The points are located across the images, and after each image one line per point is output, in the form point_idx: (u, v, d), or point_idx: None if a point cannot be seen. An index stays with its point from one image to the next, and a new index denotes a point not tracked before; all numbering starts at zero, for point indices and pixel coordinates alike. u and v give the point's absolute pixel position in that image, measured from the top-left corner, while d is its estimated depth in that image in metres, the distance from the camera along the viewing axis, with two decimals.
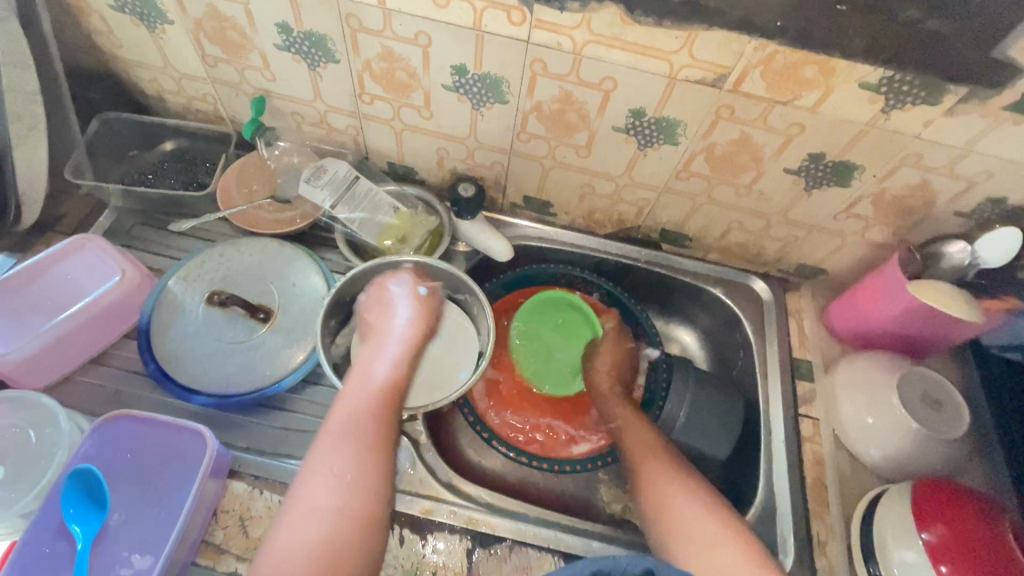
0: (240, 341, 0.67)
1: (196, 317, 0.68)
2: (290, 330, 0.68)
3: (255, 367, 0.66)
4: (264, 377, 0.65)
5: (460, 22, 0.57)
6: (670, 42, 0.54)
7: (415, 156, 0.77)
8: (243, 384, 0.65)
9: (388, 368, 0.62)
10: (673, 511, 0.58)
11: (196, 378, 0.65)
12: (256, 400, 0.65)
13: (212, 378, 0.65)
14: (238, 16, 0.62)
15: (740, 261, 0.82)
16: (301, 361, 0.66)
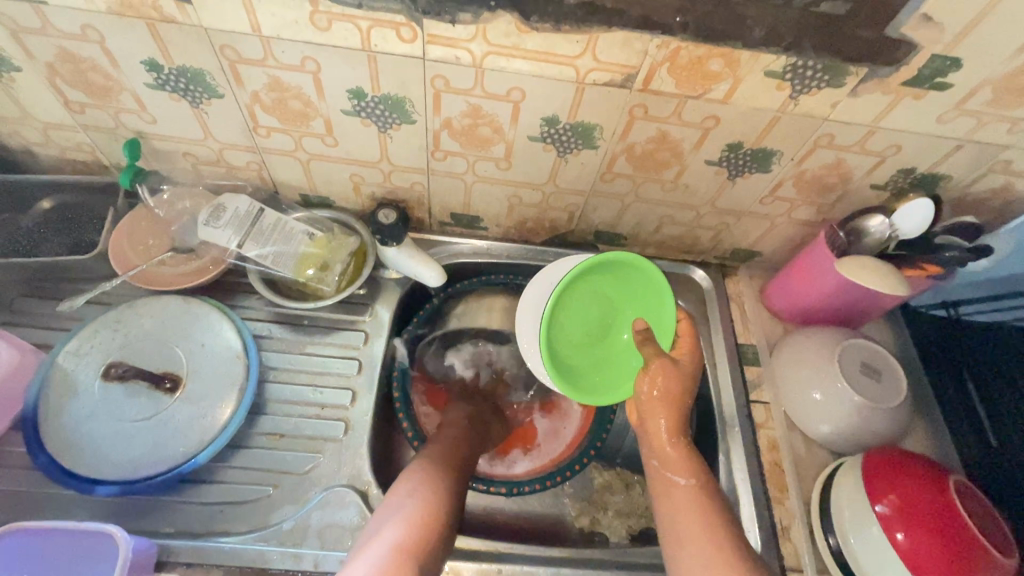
0: (146, 416, 0.61)
1: (89, 394, 0.61)
2: (203, 396, 0.62)
3: (166, 443, 0.60)
4: (179, 452, 0.59)
5: (348, 45, 0.52)
6: (571, 47, 0.51)
7: (328, 185, 0.72)
8: (154, 464, 0.58)
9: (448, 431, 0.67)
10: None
11: (98, 466, 0.58)
12: (173, 479, 0.59)
13: (117, 464, 0.58)
14: (96, 56, 0.55)
15: (677, 252, 0.82)
16: (220, 430, 0.61)
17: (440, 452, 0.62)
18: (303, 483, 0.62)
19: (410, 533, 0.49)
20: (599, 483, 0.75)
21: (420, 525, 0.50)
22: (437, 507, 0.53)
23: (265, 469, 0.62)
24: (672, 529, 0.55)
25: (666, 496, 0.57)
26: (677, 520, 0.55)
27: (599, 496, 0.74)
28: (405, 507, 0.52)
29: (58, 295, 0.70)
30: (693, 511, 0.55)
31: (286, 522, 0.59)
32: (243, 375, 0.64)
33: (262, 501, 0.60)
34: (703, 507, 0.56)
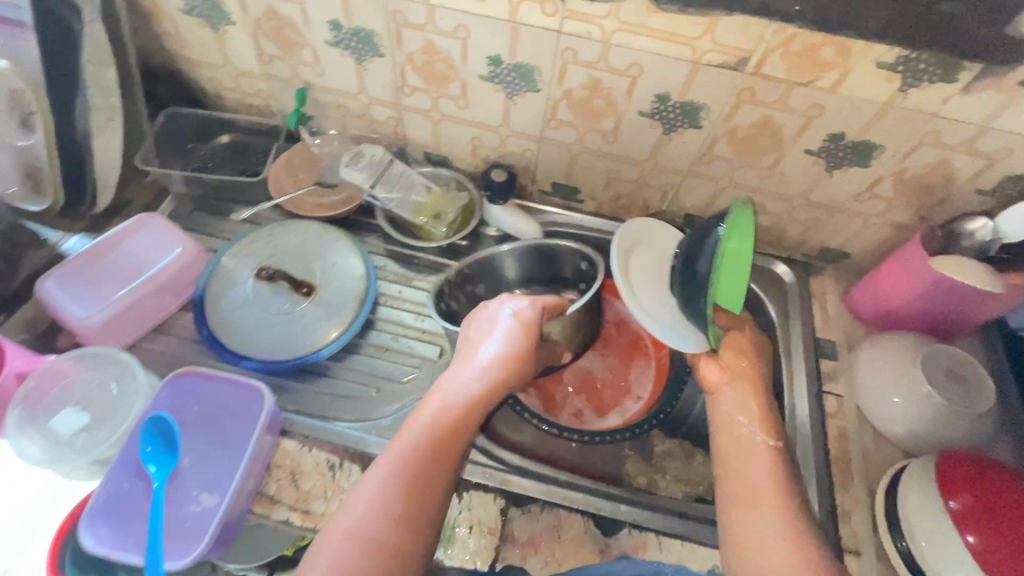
0: (285, 313, 0.73)
1: (245, 288, 0.74)
2: (330, 304, 0.74)
3: (298, 336, 0.72)
4: (306, 345, 0.71)
5: (498, 15, 0.62)
6: (694, 28, 0.58)
7: (450, 145, 0.82)
8: (287, 351, 0.71)
9: (454, 388, 0.61)
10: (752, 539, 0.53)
11: (247, 345, 0.71)
12: (299, 366, 0.71)
13: (261, 345, 0.71)
14: (294, 15, 0.69)
15: (763, 244, 0.84)
16: (340, 333, 0.72)
17: (412, 450, 0.56)
18: (400, 392, 0.71)
19: (336, 562, 0.50)
20: (660, 450, 0.77)
21: (352, 552, 0.50)
22: (376, 530, 0.51)
23: (371, 374, 0.73)
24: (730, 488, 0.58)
25: (742, 454, 0.60)
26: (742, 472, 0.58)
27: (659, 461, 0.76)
28: (346, 525, 0.52)
29: (223, 212, 0.85)
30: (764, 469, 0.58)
31: (385, 419, 0.68)
32: (362, 293, 0.75)
33: (366, 399, 0.71)
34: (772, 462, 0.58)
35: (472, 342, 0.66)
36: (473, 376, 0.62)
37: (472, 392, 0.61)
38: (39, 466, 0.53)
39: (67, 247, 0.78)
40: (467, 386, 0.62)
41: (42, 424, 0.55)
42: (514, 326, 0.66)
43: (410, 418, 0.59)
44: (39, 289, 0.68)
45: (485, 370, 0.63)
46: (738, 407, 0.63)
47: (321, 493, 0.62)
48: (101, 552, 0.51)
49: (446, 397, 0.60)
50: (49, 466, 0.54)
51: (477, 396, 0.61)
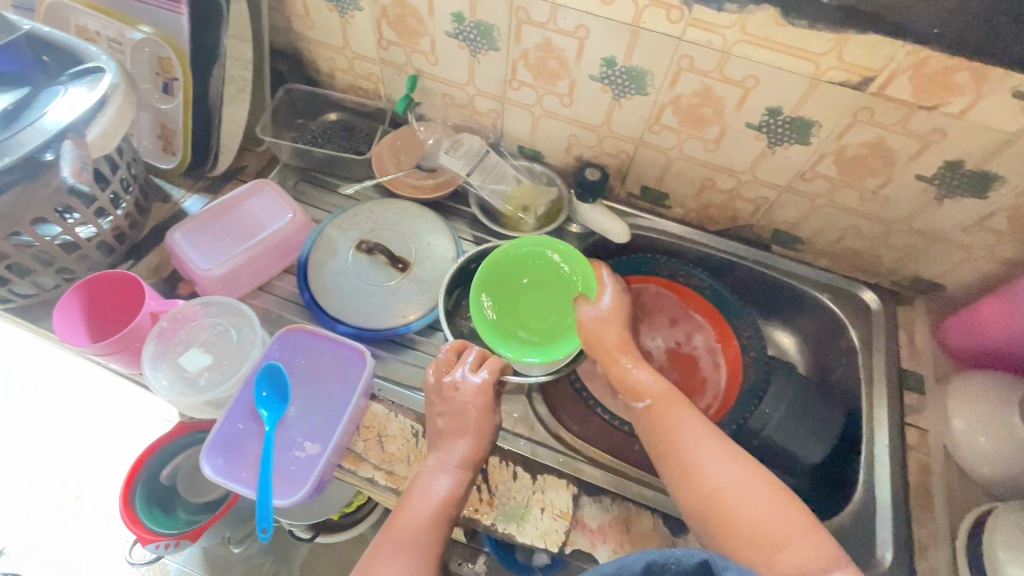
0: (379, 285, 0.78)
1: (343, 258, 0.79)
2: (421, 282, 0.78)
3: (389, 308, 0.76)
4: (397, 317, 0.75)
5: (621, 18, 0.64)
6: (821, 44, 0.58)
7: (546, 140, 0.85)
8: (379, 321, 0.75)
9: (425, 485, 0.59)
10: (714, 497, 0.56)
11: (343, 311, 0.76)
12: (388, 336, 0.75)
13: (354, 314, 0.75)
14: (421, 5, 0.73)
15: (851, 268, 0.83)
16: (428, 310, 0.76)
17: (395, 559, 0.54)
18: None
19: None
20: None
21: None
22: None
23: None
24: (675, 461, 0.59)
25: (662, 419, 0.62)
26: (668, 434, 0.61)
27: None
28: None
29: (325, 185, 0.90)
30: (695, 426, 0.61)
31: None
32: (451, 275, 0.78)
33: None
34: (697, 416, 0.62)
35: (440, 427, 0.63)
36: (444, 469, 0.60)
37: (451, 488, 0.59)
38: (169, 397, 0.59)
39: (186, 206, 0.84)
40: (449, 471, 0.60)
41: (173, 360, 0.61)
42: (477, 397, 0.64)
43: (400, 512, 0.58)
44: (169, 240, 0.74)
45: (457, 467, 0.60)
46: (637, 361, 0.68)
47: (405, 457, 0.65)
48: (218, 481, 0.56)
49: (428, 495, 0.58)
50: (176, 398, 0.59)
51: (453, 492, 0.59)
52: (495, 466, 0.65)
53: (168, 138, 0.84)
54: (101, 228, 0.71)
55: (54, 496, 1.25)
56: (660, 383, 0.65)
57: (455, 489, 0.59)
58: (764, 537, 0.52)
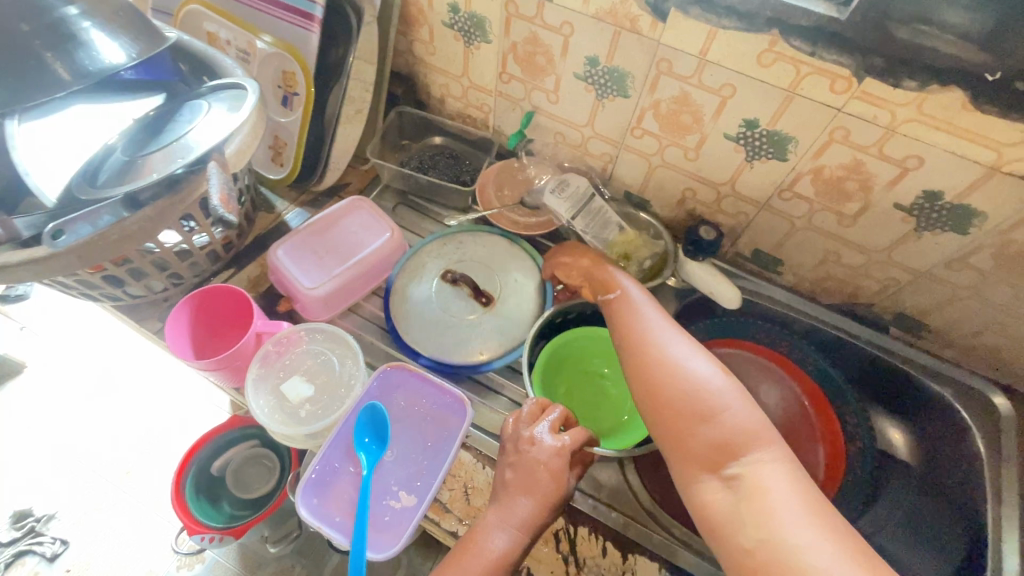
0: (462, 317, 0.75)
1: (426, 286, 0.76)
2: (507, 318, 0.75)
3: (467, 343, 0.73)
4: (476, 353, 0.72)
5: (775, 82, 0.60)
6: (1010, 134, 0.52)
7: (658, 190, 0.81)
8: (456, 355, 0.72)
9: (487, 542, 0.53)
10: (706, 443, 0.52)
11: (422, 342, 0.73)
12: (465, 372, 0.72)
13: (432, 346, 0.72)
14: (554, 45, 0.71)
15: (980, 364, 0.76)
16: (513, 347, 0.73)
17: None
18: None
19: None
20: None
21: None
22: None
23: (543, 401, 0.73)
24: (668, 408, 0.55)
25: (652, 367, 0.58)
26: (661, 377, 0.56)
27: None
28: None
29: (423, 210, 0.89)
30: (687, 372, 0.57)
31: None
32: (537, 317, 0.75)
33: None
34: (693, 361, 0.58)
35: (506, 482, 0.56)
36: (507, 525, 0.54)
37: (510, 549, 0.53)
38: (269, 425, 0.58)
39: (289, 218, 0.84)
40: (507, 528, 0.53)
41: (275, 386, 0.61)
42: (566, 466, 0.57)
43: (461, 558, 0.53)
44: (271, 257, 0.74)
45: (522, 532, 0.54)
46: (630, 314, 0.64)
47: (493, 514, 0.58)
48: (311, 521, 0.55)
49: (483, 549, 0.52)
50: (277, 427, 0.58)
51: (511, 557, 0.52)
52: (585, 536, 0.61)
53: (279, 150, 0.84)
54: (214, 237, 0.71)
55: (109, 469, 1.29)
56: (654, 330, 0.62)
57: (513, 552, 0.53)
58: (759, 491, 0.49)
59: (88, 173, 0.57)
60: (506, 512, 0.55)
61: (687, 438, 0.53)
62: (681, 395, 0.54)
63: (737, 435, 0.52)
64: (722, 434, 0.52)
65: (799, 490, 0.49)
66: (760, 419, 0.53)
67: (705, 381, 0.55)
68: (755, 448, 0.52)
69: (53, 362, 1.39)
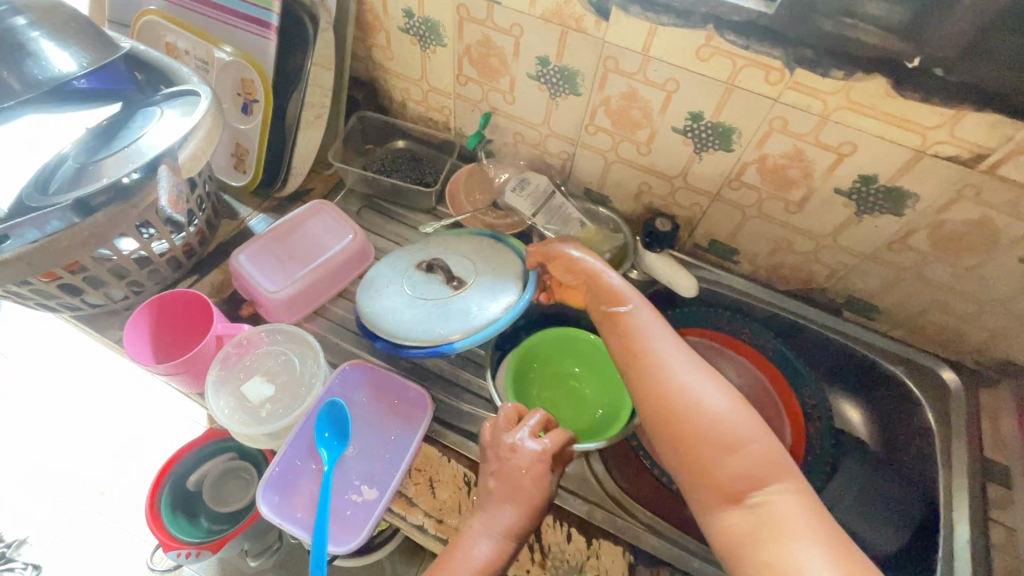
0: (431, 299, 0.72)
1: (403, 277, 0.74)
2: (478, 295, 0.71)
3: (431, 323, 0.69)
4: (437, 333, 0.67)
5: (715, 75, 0.62)
6: (931, 118, 0.55)
7: (615, 186, 0.83)
8: (420, 335, 0.68)
9: (476, 552, 0.52)
10: (721, 469, 0.51)
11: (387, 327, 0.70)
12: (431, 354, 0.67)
13: (395, 326, 0.69)
14: (506, 46, 0.73)
15: (929, 342, 0.79)
16: (478, 327, 0.68)
17: None
18: None
19: None
20: None
21: None
22: None
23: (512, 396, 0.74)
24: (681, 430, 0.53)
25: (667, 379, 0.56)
26: (679, 398, 0.54)
27: None
28: None
29: (388, 213, 0.90)
30: (708, 395, 0.54)
31: None
32: (515, 299, 0.71)
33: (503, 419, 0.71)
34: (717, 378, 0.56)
35: (489, 490, 0.55)
36: (495, 535, 0.52)
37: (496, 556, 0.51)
38: (230, 426, 0.58)
39: (253, 224, 0.85)
40: (491, 537, 0.52)
41: (235, 388, 0.61)
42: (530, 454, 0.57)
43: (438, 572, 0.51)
44: (233, 262, 0.74)
45: (509, 542, 0.52)
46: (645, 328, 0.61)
47: (456, 508, 0.57)
48: (274, 519, 0.56)
49: (468, 557, 0.51)
50: (237, 427, 0.58)
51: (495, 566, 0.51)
52: (550, 523, 0.62)
53: (242, 157, 0.85)
54: (174, 244, 0.71)
55: (83, 491, 1.27)
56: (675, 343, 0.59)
57: (499, 559, 0.52)
58: (772, 526, 0.48)
59: (40, 182, 0.57)
60: (493, 519, 0.53)
61: (702, 467, 0.52)
62: (697, 429, 0.53)
63: (756, 472, 0.51)
64: (748, 465, 0.51)
65: (818, 521, 0.49)
66: (778, 450, 0.53)
67: (725, 412, 0.53)
68: (777, 481, 0.50)
69: (8, 384, 1.33)
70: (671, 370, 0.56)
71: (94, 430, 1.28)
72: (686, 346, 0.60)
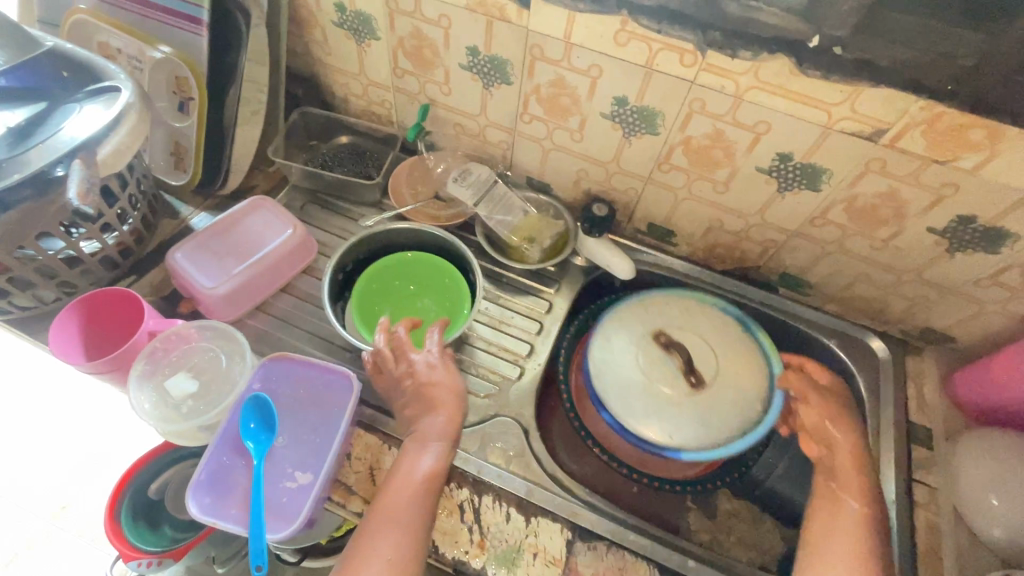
0: (668, 397, 0.74)
1: (668, 362, 0.76)
2: (713, 414, 0.73)
3: (664, 410, 0.73)
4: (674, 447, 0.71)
5: (634, 60, 0.64)
6: (833, 95, 0.58)
7: (555, 173, 0.85)
8: (649, 436, 0.72)
9: (418, 463, 0.59)
10: None
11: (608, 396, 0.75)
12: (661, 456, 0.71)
13: (683, 435, 0.72)
14: (437, 37, 0.74)
15: (858, 315, 0.82)
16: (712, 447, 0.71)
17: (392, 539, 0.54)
18: (483, 407, 0.74)
19: None
20: (726, 509, 0.76)
21: None
22: None
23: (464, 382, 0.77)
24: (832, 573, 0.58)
25: (838, 516, 0.63)
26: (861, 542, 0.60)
27: (724, 519, 0.75)
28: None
29: (332, 207, 0.90)
30: (868, 544, 0.60)
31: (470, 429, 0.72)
32: (759, 420, 0.73)
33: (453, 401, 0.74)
34: (869, 530, 0.62)
35: (410, 416, 0.64)
36: (426, 441, 0.61)
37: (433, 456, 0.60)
38: (154, 424, 0.59)
39: (194, 222, 0.84)
40: (428, 448, 0.61)
41: (160, 385, 0.61)
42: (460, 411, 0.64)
43: (388, 487, 0.58)
44: (169, 260, 0.74)
45: (444, 443, 0.62)
46: (851, 492, 0.65)
47: None
48: (206, 519, 0.55)
49: (414, 469, 0.59)
50: (161, 426, 0.59)
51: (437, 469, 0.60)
52: (489, 505, 0.64)
53: (180, 155, 0.84)
54: (105, 244, 0.71)
55: (35, 510, 1.22)
56: (871, 500, 0.64)
57: (440, 464, 0.60)
58: None
59: None
60: (429, 442, 0.61)
61: None
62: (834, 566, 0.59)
63: None
64: None
65: None
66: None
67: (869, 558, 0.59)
68: None
69: None
70: (865, 516, 0.63)
71: (44, 446, 1.22)
72: (872, 496, 0.65)
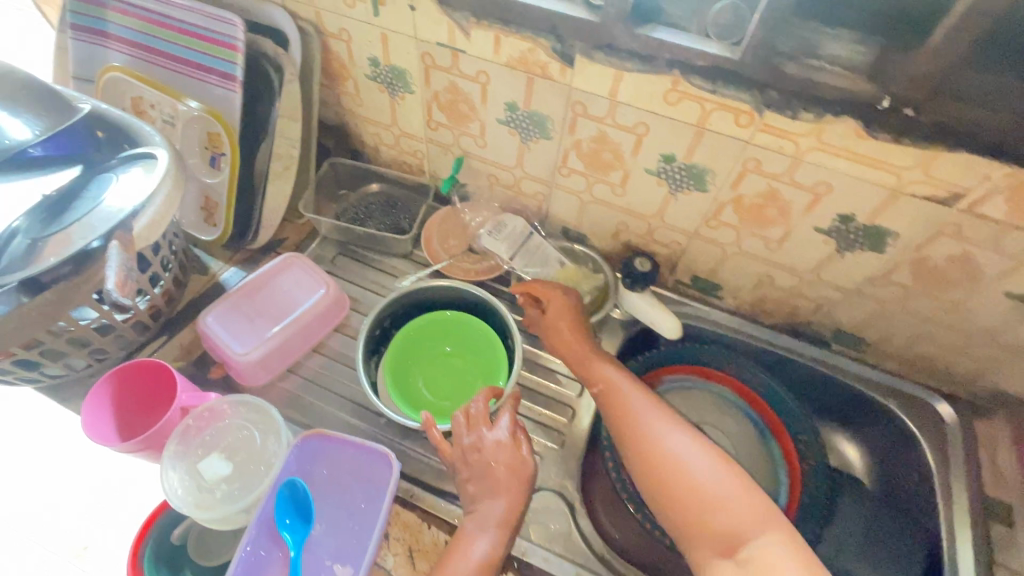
0: None
1: None
2: None
3: None
4: None
5: (685, 119, 0.61)
6: (904, 159, 0.54)
7: (593, 225, 0.82)
8: None
9: (477, 547, 0.56)
10: (652, 439, 0.59)
11: None
12: None
13: None
14: (474, 93, 0.71)
15: (920, 374, 0.77)
16: None
17: None
18: None
19: None
20: None
21: None
22: None
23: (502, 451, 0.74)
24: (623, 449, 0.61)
25: (654, 415, 0.62)
26: (625, 429, 0.62)
27: None
28: None
29: (363, 259, 0.88)
30: (639, 422, 0.62)
31: None
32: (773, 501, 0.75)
33: None
34: (665, 413, 0.62)
35: (472, 494, 0.61)
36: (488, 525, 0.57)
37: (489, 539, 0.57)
38: (180, 506, 0.55)
39: (225, 278, 0.83)
40: (485, 532, 0.57)
41: (193, 467, 0.58)
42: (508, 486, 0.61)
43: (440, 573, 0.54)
44: (201, 324, 0.72)
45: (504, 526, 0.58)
46: (609, 381, 0.66)
47: None
48: None
49: (466, 554, 0.55)
50: (190, 510, 0.55)
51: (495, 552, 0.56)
52: None
53: (211, 210, 0.83)
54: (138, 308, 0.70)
55: None
56: (630, 386, 0.66)
57: (498, 549, 0.56)
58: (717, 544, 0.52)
59: None
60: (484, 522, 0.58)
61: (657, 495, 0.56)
62: (666, 474, 0.56)
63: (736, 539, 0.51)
64: (720, 512, 0.53)
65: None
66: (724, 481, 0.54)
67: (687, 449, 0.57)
68: (762, 533, 0.51)
69: None
70: (604, 395, 0.66)
71: None
72: (668, 407, 0.63)
